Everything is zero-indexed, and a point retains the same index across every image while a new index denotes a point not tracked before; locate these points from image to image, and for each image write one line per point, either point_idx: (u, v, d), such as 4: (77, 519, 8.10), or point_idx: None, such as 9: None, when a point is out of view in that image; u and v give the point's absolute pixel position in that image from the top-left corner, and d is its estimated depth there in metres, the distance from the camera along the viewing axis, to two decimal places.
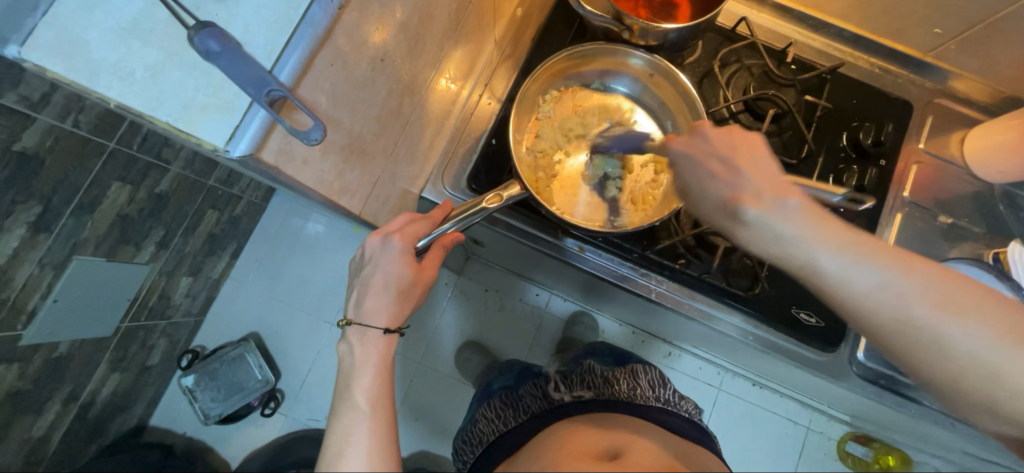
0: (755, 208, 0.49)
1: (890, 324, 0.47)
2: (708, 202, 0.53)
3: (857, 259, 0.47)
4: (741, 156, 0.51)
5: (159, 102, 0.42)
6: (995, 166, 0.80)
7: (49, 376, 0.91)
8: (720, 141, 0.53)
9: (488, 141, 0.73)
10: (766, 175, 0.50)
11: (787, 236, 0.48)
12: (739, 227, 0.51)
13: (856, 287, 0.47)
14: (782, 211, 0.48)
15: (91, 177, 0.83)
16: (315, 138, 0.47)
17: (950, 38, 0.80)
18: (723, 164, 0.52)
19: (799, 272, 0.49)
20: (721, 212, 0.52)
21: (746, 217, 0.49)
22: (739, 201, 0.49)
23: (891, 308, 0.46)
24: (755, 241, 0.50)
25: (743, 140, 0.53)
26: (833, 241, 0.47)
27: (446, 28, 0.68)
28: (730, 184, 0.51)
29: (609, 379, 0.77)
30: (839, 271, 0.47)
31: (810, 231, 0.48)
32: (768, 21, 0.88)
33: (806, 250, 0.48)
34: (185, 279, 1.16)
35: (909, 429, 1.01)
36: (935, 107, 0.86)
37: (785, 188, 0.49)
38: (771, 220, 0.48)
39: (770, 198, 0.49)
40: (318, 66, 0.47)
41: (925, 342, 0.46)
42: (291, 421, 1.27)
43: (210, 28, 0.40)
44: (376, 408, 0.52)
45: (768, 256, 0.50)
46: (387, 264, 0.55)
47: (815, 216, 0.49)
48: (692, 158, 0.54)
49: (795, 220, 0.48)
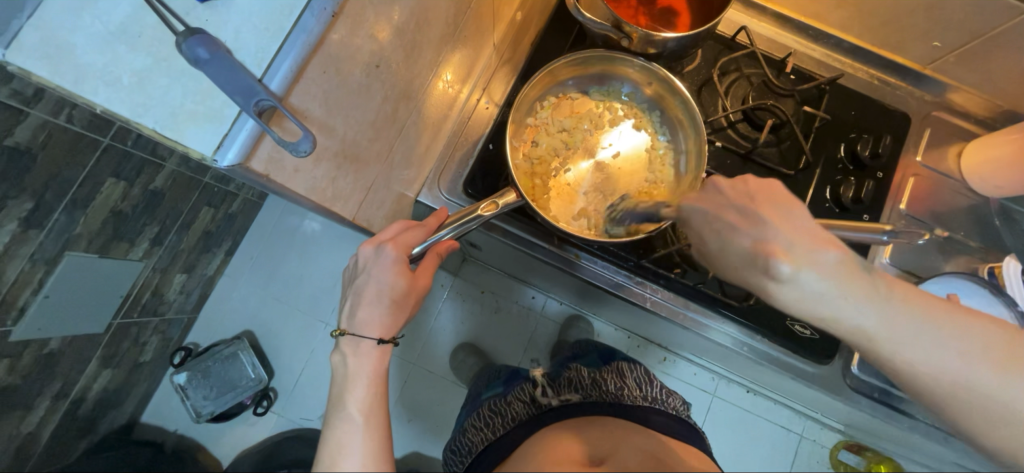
0: (789, 264, 0.46)
1: (926, 377, 0.48)
2: (732, 256, 0.50)
3: (893, 314, 0.48)
4: (763, 208, 0.49)
5: (145, 108, 0.41)
6: (992, 179, 0.80)
7: (38, 372, 0.90)
8: (735, 191, 0.51)
9: (485, 145, 0.73)
10: (794, 225, 0.47)
11: (826, 295, 0.47)
12: (770, 284, 0.48)
13: (892, 344, 0.48)
14: (817, 267, 0.46)
15: (84, 173, 0.82)
16: (304, 150, 0.46)
17: (948, 51, 0.80)
18: (743, 215, 0.50)
19: (834, 327, 0.49)
20: (749, 267, 0.48)
21: (780, 275, 0.46)
22: (772, 256, 0.46)
23: (924, 360, 0.48)
24: (789, 299, 0.48)
25: (760, 189, 0.50)
26: (862, 297, 0.47)
27: (443, 33, 0.67)
28: (757, 238, 0.48)
29: (596, 380, 0.76)
30: (875, 327, 0.48)
31: (847, 288, 0.47)
32: (768, 30, 0.87)
33: (842, 308, 0.47)
34: (179, 276, 1.15)
35: (901, 439, 1.01)
36: (933, 120, 0.86)
37: (818, 239, 0.47)
38: (807, 280, 0.46)
39: (802, 254, 0.46)
40: (309, 74, 0.47)
41: (959, 393, 0.48)
42: (283, 420, 1.27)
43: (200, 34, 0.40)
44: (371, 419, 0.52)
45: (804, 314, 0.49)
46: (380, 272, 0.55)
47: (849, 270, 0.47)
48: (708, 211, 0.53)
49: (831, 277, 0.46)
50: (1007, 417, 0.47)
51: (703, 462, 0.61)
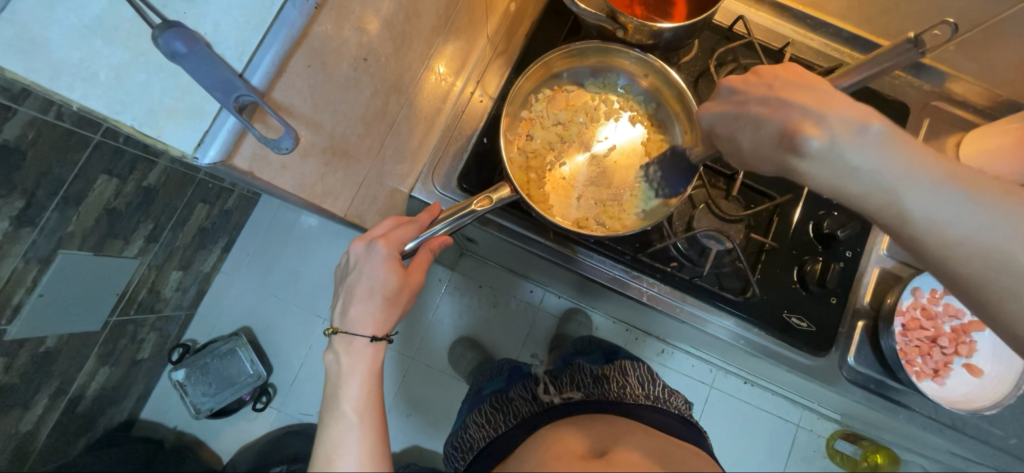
0: (819, 139, 0.43)
1: (961, 255, 0.45)
2: (757, 148, 0.47)
3: (946, 192, 0.44)
4: (792, 95, 0.45)
5: (123, 104, 0.41)
6: (992, 170, 0.78)
7: (35, 371, 0.90)
8: (762, 85, 0.48)
9: (479, 139, 0.72)
10: (830, 101, 0.44)
11: (871, 170, 0.44)
12: (800, 165, 0.45)
13: (929, 218, 0.44)
14: (853, 142, 0.43)
15: (76, 170, 0.81)
16: (286, 147, 0.47)
17: (949, 39, 0.79)
18: (769, 105, 0.46)
19: (872, 207, 0.46)
20: (778, 149, 0.45)
21: (808, 150, 0.43)
22: (799, 132, 0.43)
23: (959, 237, 0.45)
24: (825, 179, 0.45)
25: (779, 76, 0.48)
26: (910, 174, 0.44)
27: (435, 24, 0.66)
28: (787, 121, 0.44)
29: (598, 378, 0.76)
30: (913, 202, 0.44)
31: (885, 162, 0.44)
32: (766, 19, 0.86)
33: (878, 184, 0.44)
34: (175, 273, 1.15)
35: (897, 429, 1.01)
36: (933, 109, 0.85)
37: (856, 112, 0.44)
38: (841, 154, 0.43)
39: (835, 127, 0.43)
40: (293, 68, 0.46)
41: (994, 272, 0.45)
42: (283, 416, 1.27)
43: (176, 28, 0.39)
44: (365, 418, 0.51)
45: (835, 193, 0.46)
46: (372, 269, 0.54)
47: (895, 143, 0.44)
48: (727, 113, 0.50)
49: (868, 150, 0.44)
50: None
51: (703, 458, 0.61)
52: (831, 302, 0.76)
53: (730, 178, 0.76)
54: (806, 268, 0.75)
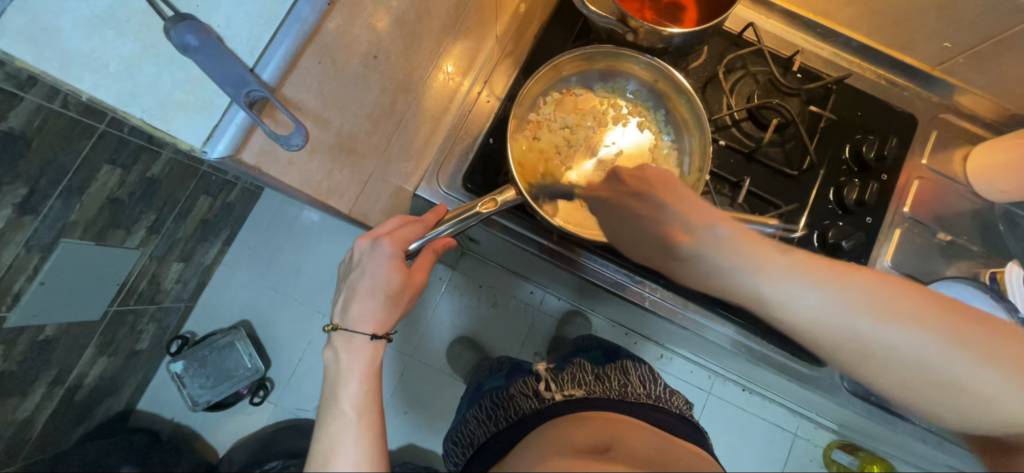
0: (686, 241, 0.50)
1: (835, 343, 0.45)
2: (642, 236, 0.55)
3: (825, 293, 0.45)
4: (658, 191, 0.53)
5: (133, 96, 0.40)
6: (996, 184, 0.79)
7: (34, 359, 0.90)
8: (633, 180, 0.55)
9: (485, 139, 0.72)
10: (686, 204, 0.52)
11: (732, 271, 0.48)
12: (674, 260, 0.53)
13: (797, 311, 0.46)
14: (715, 244, 0.49)
15: (80, 159, 0.81)
16: (297, 144, 0.46)
17: (959, 52, 0.78)
18: (638, 199, 0.54)
19: (750, 303, 0.48)
20: (657, 248, 0.54)
21: (677, 250, 0.51)
22: (671, 236, 0.52)
23: (835, 328, 0.45)
24: (703, 271, 0.50)
25: (652, 178, 0.54)
26: (780, 277, 0.46)
27: (444, 23, 0.66)
28: (658, 221, 0.53)
29: (600, 376, 0.76)
30: (781, 297, 0.46)
31: (748, 262, 0.47)
32: (775, 27, 0.86)
33: (745, 280, 0.47)
34: (176, 264, 1.15)
35: (895, 441, 1.01)
36: (940, 121, 0.85)
37: (707, 215, 0.51)
38: (704, 254, 0.49)
39: (700, 232, 0.50)
40: (304, 64, 0.45)
41: (873, 358, 0.45)
42: (280, 410, 1.27)
43: (189, 20, 0.39)
44: (364, 417, 0.51)
45: (715, 286, 0.50)
46: (375, 266, 0.54)
47: (754, 247, 0.47)
48: (608, 200, 0.57)
49: (730, 250, 0.48)
50: (928, 380, 0.44)
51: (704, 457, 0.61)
52: None
53: (735, 184, 0.75)
54: None
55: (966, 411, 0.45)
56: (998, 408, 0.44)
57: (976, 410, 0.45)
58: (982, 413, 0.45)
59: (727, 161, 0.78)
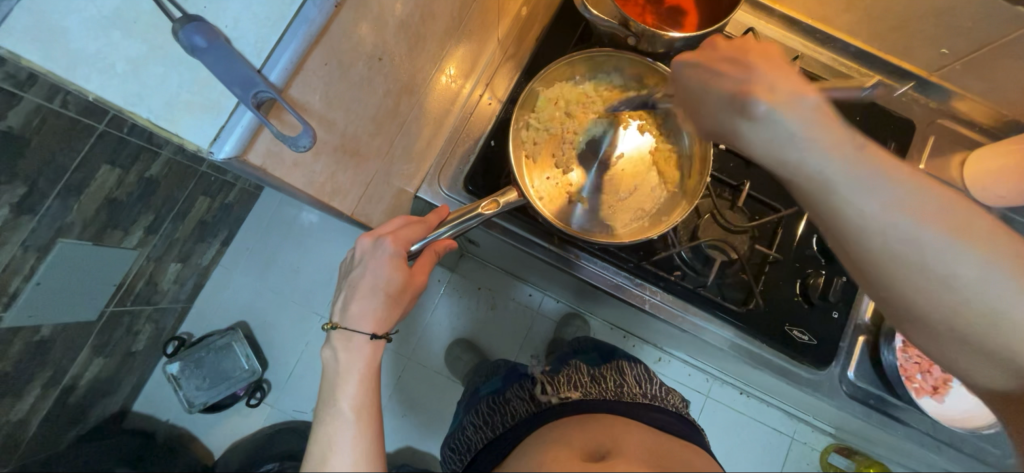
0: (768, 102, 0.43)
1: (885, 247, 0.42)
2: (712, 104, 0.48)
3: (878, 183, 0.41)
4: (754, 55, 0.46)
5: (140, 97, 0.40)
6: (992, 189, 0.79)
7: (29, 359, 0.89)
8: (727, 44, 0.48)
9: (487, 142, 0.72)
10: (783, 71, 0.45)
11: (799, 138, 0.43)
12: (745, 128, 0.46)
13: (856, 204, 0.42)
14: (795, 109, 0.43)
15: (79, 158, 0.80)
16: (304, 145, 0.47)
17: (956, 59, 0.79)
18: (731, 63, 0.46)
19: (799, 180, 0.44)
20: (727, 110, 0.46)
21: (756, 113, 0.44)
22: (750, 94, 0.44)
23: (888, 230, 0.42)
24: (761, 144, 0.45)
25: (732, 48, 0.47)
26: (850, 155, 0.42)
27: (447, 26, 0.66)
28: (741, 81, 0.45)
29: (595, 378, 0.76)
30: (848, 181, 0.41)
31: (825, 137, 0.42)
32: (775, 33, 0.87)
33: (812, 156, 0.42)
34: (173, 265, 1.14)
35: (892, 445, 1.01)
36: (937, 127, 0.86)
37: (801, 84, 0.44)
38: (784, 119, 0.43)
39: (782, 95, 0.43)
40: (310, 65, 0.46)
41: (918, 268, 0.42)
42: (277, 412, 1.26)
43: (197, 22, 0.39)
44: (361, 416, 0.50)
45: (771, 164, 0.45)
46: (377, 266, 0.54)
47: (828, 119, 0.43)
48: (700, 67, 0.49)
49: (811, 121, 0.42)
50: (948, 291, 0.42)
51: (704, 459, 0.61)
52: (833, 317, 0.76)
53: (735, 188, 0.76)
54: (809, 281, 0.75)
55: (988, 338, 0.44)
56: (1020, 342, 0.44)
57: (996, 339, 0.44)
58: (999, 343, 0.44)
59: (726, 164, 0.79)
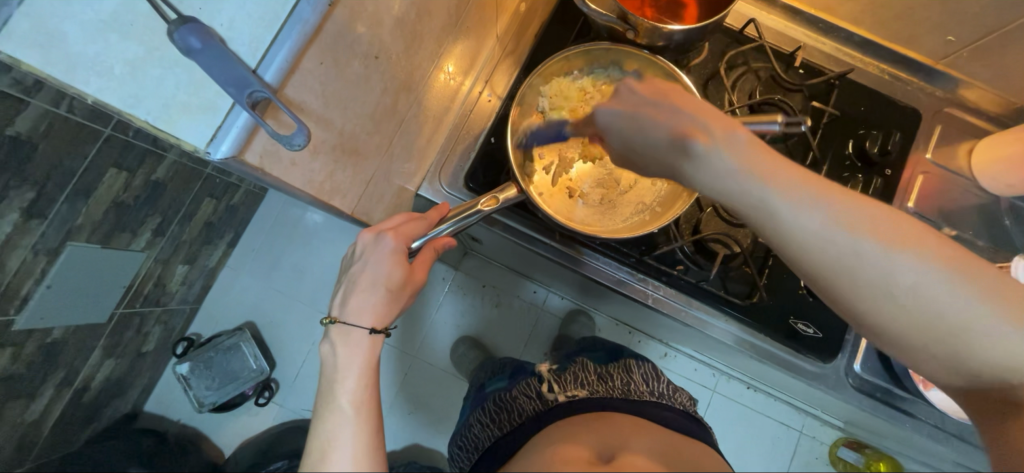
0: (702, 140, 0.44)
1: (831, 260, 0.42)
2: (651, 145, 0.48)
3: (820, 208, 0.42)
4: (678, 100, 0.47)
5: (137, 99, 0.41)
6: (1002, 178, 0.78)
7: (42, 361, 0.91)
8: (650, 90, 0.49)
9: (487, 139, 0.72)
10: (707, 109, 0.46)
11: (734, 171, 0.44)
12: (687, 164, 0.46)
13: (797, 222, 0.42)
14: (729, 146, 0.44)
15: (86, 163, 0.82)
16: (298, 144, 0.47)
17: (962, 46, 0.78)
18: (659, 108, 0.47)
19: (741, 209, 0.45)
20: (667, 150, 0.46)
21: (695, 152, 0.45)
22: (687, 134, 0.45)
23: (834, 245, 0.42)
24: (702, 177, 0.45)
25: (660, 90, 0.48)
26: (787, 185, 0.43)
27: (445, 23, 0.66)
28: (670, 122, 0.46)
29: (602, 375, 0.76)
30: (784, 203, 0.43)
31: (758, 168, 0.43)
32: (777, 23, 0.86)
33: (747, 184, 0.43)
34: (181, 267, 1.15)
35: (901, 438, 1.00)
36: (944, 116, 0.85)
37: (729, 121, 0.45)
38: (722, 156, 0.44)
39: (718, 133, 0.44)
40: (306, 64, 0.46)
41: (872, 282, 0.42)
42: (285, 411, 1.27)
43: (191, 24, 0.39)
44: (361, 411, 0.50)
45: (713, 192, 0.46)
46: (378, 261, 0.55)
47: (757, 153, 0.44)
48: (620, 114, 0.50)
49: (741, 155, 0.44)
50: (906, 308, 0.42)
51: (708, 455, 0.61)
52: None
53: None
54: None
55: (954, 355, 0.43)
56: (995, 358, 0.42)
57: (961, 356, 0.42)
58: (970, 358, 0.42)
59: None
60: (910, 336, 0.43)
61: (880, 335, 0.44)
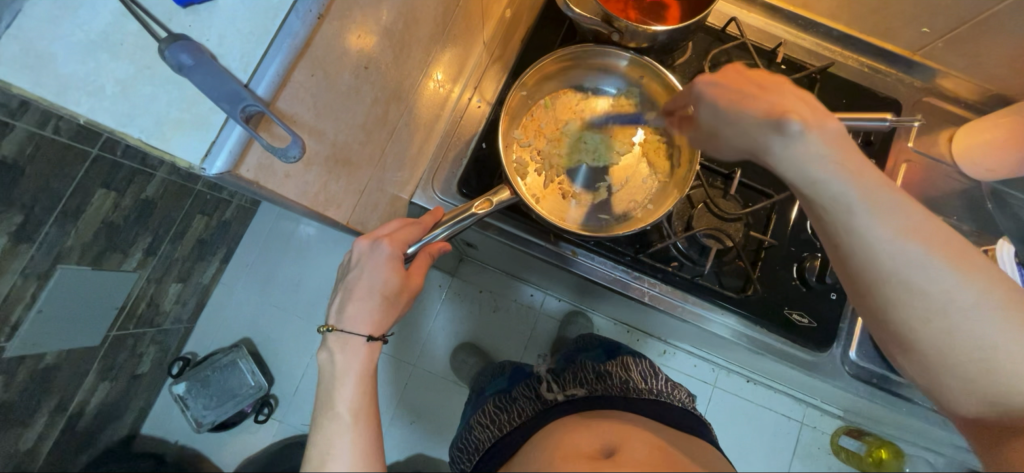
0: (801, 123, 0.43)
1: (887, 268, 0.45)
2: (738, 124, 0.46)
3: (895, 218, 0.44)
4: (777, 87, 0.46)
5: (130, 118, 0.41)
6: (983, 164, 0.80)
7: (35, 387, 0.90)
8: (751, 73, 0.47)
9: (479, 145, 0.73)
10: (803, 100, 0.46)
11: (822, 160, 0.44)
12: (776, 144, 0.44)
13: (870, 225, 0.44)
14: (821, 133, 0.44)
15: (74, 185, 0.81)
16: (294, 155, 0.48)
17: (937, 37, 0.80)
18: (760, 89, 0.46)
19: (820, 200, 0.45)
20: (759, 130, 0.45)
21: (790, 131, 0.43)
22: (785, 113, 0.43)
23: (898, 252, 0.44)
24: (789, 160, 0.44)
25: (762, 77, 0.47)
26: (869, 189, 0.44)
27: (432, 32, 0.67)
28: (768, 102, 0.45)
29: (601, 374, 0.76)
30: (863, 207, 0.44)
31: (845, 163, 0.44)
32: (758, 21, 0.87)
33: (833, 176, 0.44)
34: (174, 286, 1.14)
35: (900, 423, 1.01)
36: (923, 105, 0.87)
37: (823, 112, 0.45)
38: (812, 142, 0.43)
39: (811, 119, 0.44)
40: (297, 77, 0.46)
41: (920, 294, 0.45)
42: (285, 427, 1.26)
43: (182, 41, 0.39)
44: (360, 419, 0.50)
45: (795, 179, 0.46)
46: (374, 269, 0.55)
47: (848, 148, 0.44)
48: (719, 86, 0.48)
49: (833, 146, 0.44)
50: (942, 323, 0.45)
51: (708, 451, 0.61)
52: (832, 298, 0.76)
53: (727, 176, 0.77)
54: (805, 265, 0.76)
55: (977, 368, 0.46)
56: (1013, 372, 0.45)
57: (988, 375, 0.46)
58: (989, 375, 0.46)
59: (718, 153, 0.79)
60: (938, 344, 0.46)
61: (913, 342, 0.47)
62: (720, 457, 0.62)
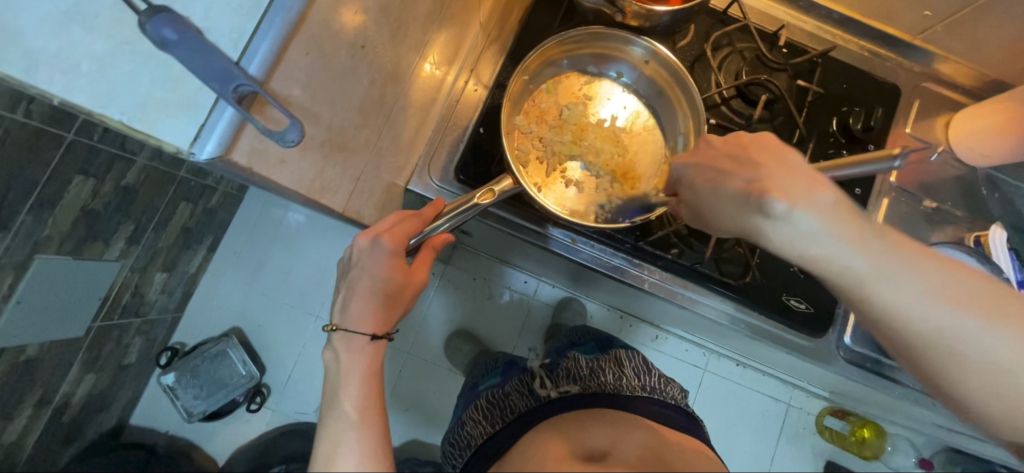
0: (784, 202, 0.44)
1: (909, 326, 0.46)
2: (721, 201, 0.48)
3: (909, 278, 0.45)
4: (757, 153, 0.47)
5: (110, 97, 0.38)
6: (978, 148, 0.80)
7: (16, 381, 0.86)
8: (725, 143, 0.50)
9: (476, 129, 0.71)
10: (789, 168, 0.46)
11: (817, 234, 0.45)
12: (765, 224, 0.45)
13: (878, 290, 0.46)
14: (811, 207, 0.44)
15: (49, 171, 0.77)
16: (292, 140, 0.44)
17: (938, 20, 0.79)
18: (736, 161, 0.48)
19: (824, 271, 0.47)
20: (744, 207, 0.46)
21: (775, 212, 0.44)
22: (765, 193, 0.44)
23: (918, 310, 0.46)
24: (781, 238, 0.46)
25: (734, 146, 0.49)
26: (873, 256, 0.45)
27: (428, 10, 0.64)
28: (751, 177, 0.46)
29: (594, 370, 0.75)
30: (867, 272, 0.45)
31: (840, 233, 0.45)
32: (760, 3, 0.86)
33: (833, 248, 0.45)
34: (159, 275, 1.11)
35: (884, 404, 1.04)
36: (923, 90, 0.86)
37: (811, 181, 0.45)
38: (802, 217, 0.44)
39: (795, 192, 0.44)
40: (292, 55, 0.44)
41: (945, 346, 0.46)
42: (278, 415, 1.25)
43: (165, 13, 0.36)
44: (366, 417, 0.49)
45: (794, 255, 0.47)
46: (374, 265, 0.53)
47: (840, 215, 0.45)
48: (698, 164, 0.51)
49: (825, 218, 0.44)
50: (978, 372, 0.46)
51: (706, 456, 0.62)
52: None
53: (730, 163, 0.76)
54: None
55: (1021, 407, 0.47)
56: None
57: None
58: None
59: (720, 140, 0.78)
60: (979, 391, 0.47)
61: (951, 391, 0.49)
62: (710, 457, 0.62)
